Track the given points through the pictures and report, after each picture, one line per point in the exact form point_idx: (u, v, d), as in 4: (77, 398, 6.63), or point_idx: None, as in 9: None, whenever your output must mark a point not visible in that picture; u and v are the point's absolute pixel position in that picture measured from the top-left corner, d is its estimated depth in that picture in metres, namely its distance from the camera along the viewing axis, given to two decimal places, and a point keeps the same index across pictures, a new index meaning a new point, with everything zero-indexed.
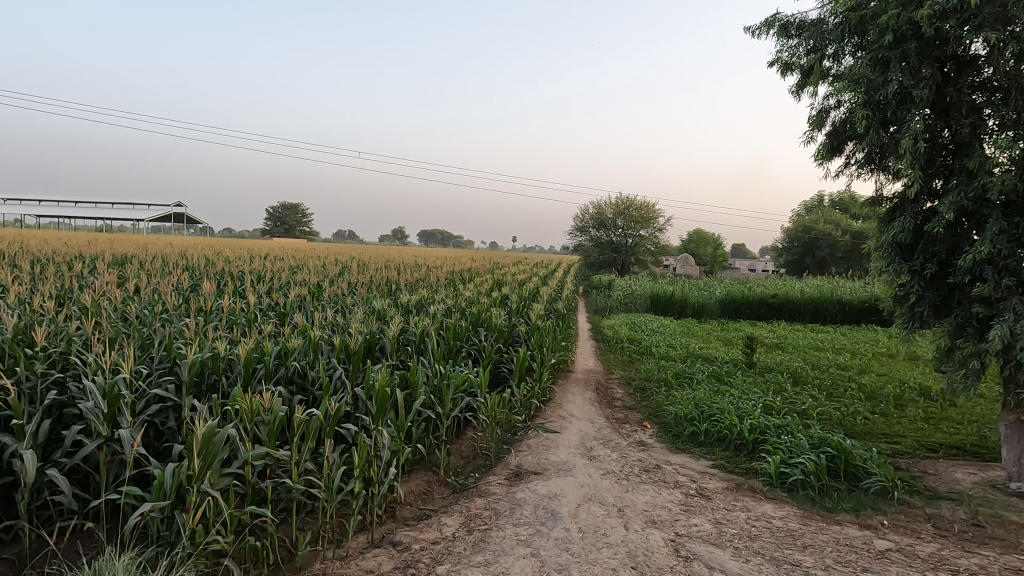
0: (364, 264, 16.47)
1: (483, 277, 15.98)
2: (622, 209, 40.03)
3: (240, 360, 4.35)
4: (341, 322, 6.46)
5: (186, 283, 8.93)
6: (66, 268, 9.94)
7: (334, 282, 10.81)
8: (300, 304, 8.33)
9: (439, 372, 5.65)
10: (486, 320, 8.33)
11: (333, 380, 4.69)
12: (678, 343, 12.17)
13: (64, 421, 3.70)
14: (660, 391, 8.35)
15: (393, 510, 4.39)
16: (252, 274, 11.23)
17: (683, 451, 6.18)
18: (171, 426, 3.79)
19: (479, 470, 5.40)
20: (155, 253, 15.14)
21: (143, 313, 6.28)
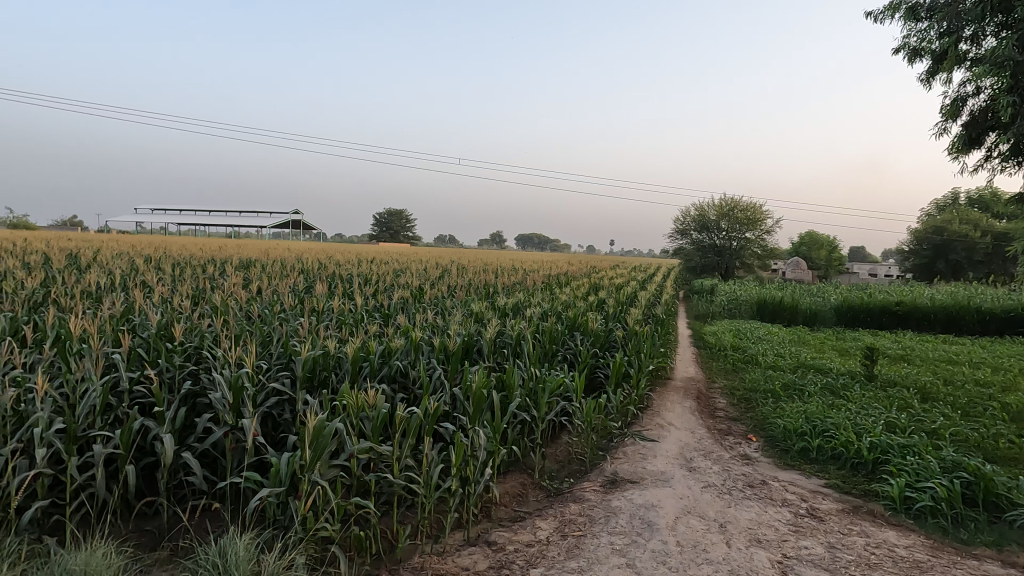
0: (464, 267, 16.94)
1: (580, 281, 15.91)
2: (727, 210, 38.29)
3: (348, 359, 4.60)
4: (441, 323, 6.67)
5: (302, 285, 9.59)
6: (202, 271, 11.00)
7: (436, 285, 11.19)
8: (403, 306, 8.69)
9: (535, 376, 5.66)
10: (582, 324, 8.27)
11: (433, 380, 4.85)
12: (788, 352, 11.47)
13: (197, 409, 4.08)
14: (766, 403, 7.90)
15: (488, 510, 4.46)
16: (361, 277, 11.85)
17: (792, 467, 5.80)
18: (286, 418, 4.07)
19: (574, 476, 5.36)
20: (277, 258, 16.39)
21: (265, 313, 6.81)
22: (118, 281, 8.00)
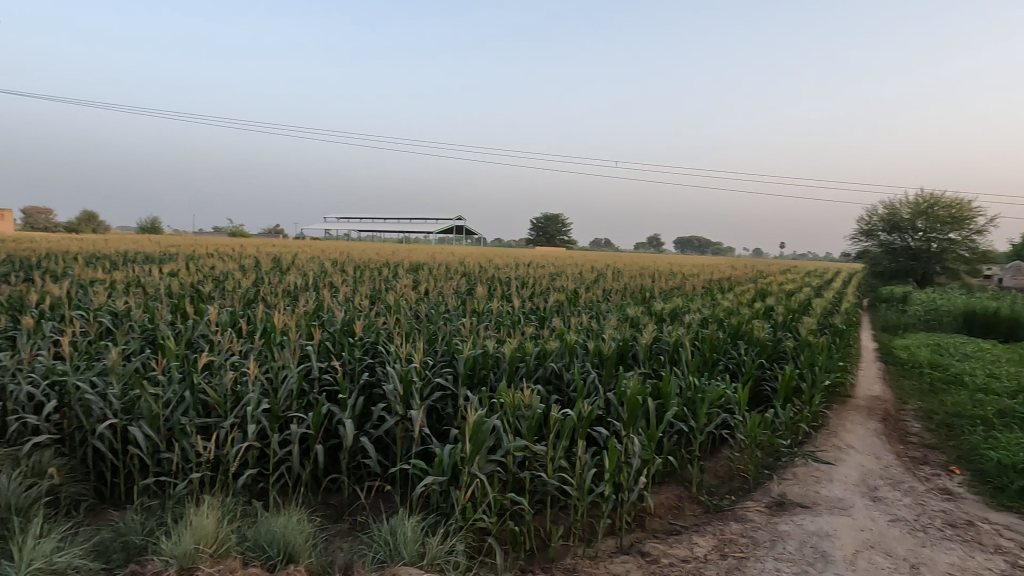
0: (620, 271, 16.72)
1: (745, 287, 14.91)
2: (924, 208, 33.51)
3: (506, 359, 4.76)
4: (596, 327, 6.66)
5: (465, 287, 10.14)
6: (379, 273, 12.10)
7: (591, 289, 11.18)
8: (559, 309, 8.81)
9: (693, 385, 5.41)
10: (747, 333, 7.75)
11: (587, 384, 4.86)
12: (1004, 373, 9.73)
13: (372, 399, 4.51)
14: (974, 431, 6.78)
15: (642, 520, 4.36)
16: (519, 280, 12.23)
17: (1009, 509, 4.91)
18: (449, 412, 4.34)
19: (736, 493, 5.04)
20: (442, 261, 17.50)
21: (432, 312, 7.31)
22: (311, 282, 9.08)
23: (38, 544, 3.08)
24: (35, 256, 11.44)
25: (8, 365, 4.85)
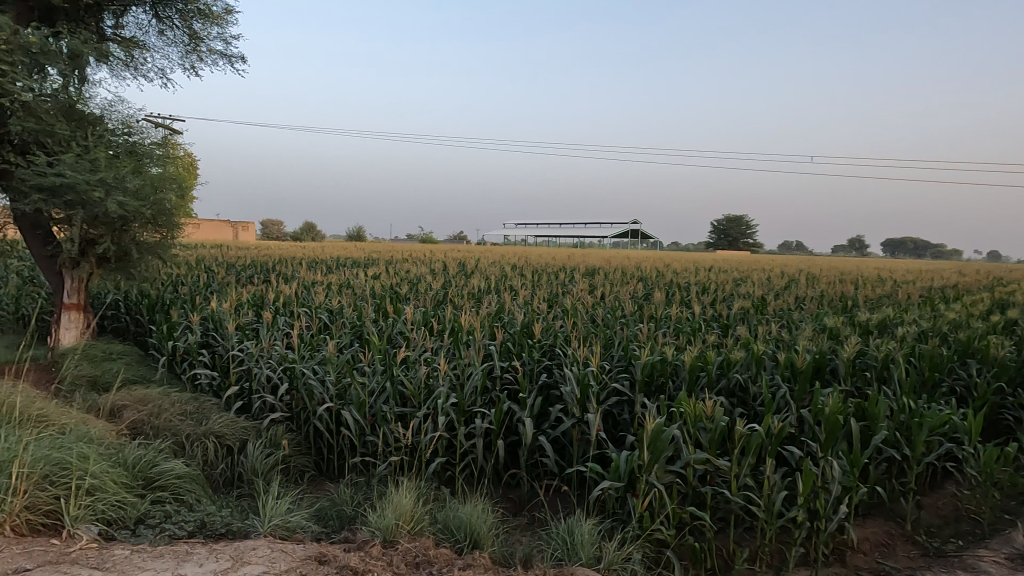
0: (815, 277, 15.15)
1: (978, 295, 12.62)
2: None
3: (686, 368, 4.57)
4: (786, 337, 6.11)
5: (641, 292, 9.94)
6: (556, 277, 12.36)
7: (781, 296, 10.29)
8: (743, 316, 8.24)
9: (909, 407, 4.71)
10: (980, 350, 6.56)
11: (777, 399, 4.48)
12: None
13: (550, 400, 4.63)
14: None
15: (842, 554, 3.92)
16: (698, 285, 11.68)
17: None
18: (625, 418, 4.31)
19: (966, 538, 4.29)
20: (618, 266, 17.34)
21: (608, 317, 7.28)
22: (493, 285, 9.57)
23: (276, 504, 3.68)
24: (273, 261, 13.60)
25: (254, 352, 5.87)
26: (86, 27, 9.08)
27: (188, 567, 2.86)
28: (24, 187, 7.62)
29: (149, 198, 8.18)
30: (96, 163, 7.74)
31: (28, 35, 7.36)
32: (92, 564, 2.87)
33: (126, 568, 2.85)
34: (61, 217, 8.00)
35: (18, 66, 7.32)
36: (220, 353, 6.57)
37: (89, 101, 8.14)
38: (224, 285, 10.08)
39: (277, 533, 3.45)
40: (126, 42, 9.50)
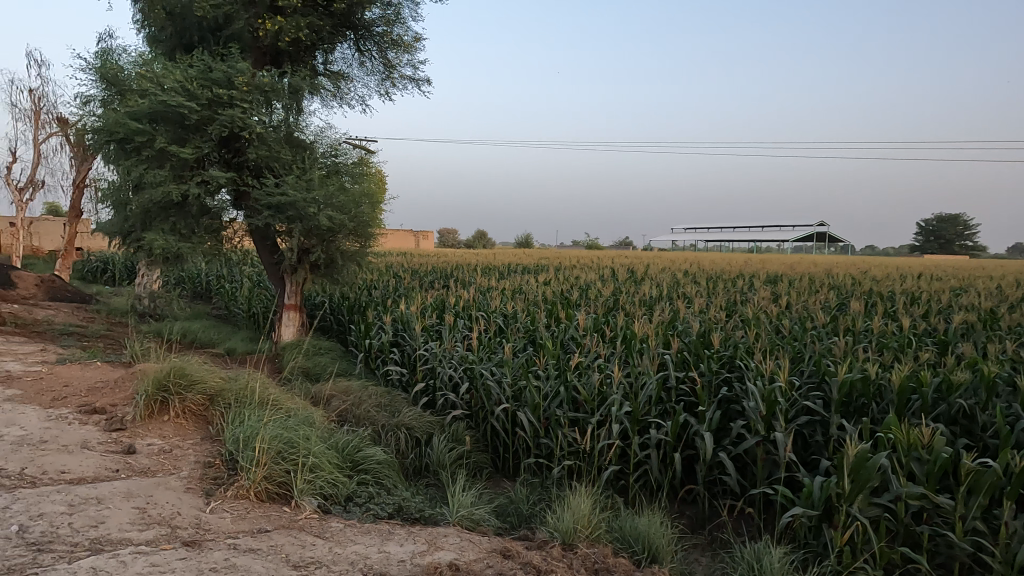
0: None
1: None
2: None
3: (894, 388, 4.03)
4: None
5: (834, 302, 8.98)
6: (732, 285, 11.65)
7: (1018, 309, 8.64)
8: (966, 332, 7.07)
9: None
10: None
11: (1016, 432, 3.78)
12: None
13: (730, 415, 4.40)
14: None
15: None
16: (905, 295, 10.25)
17: None
18: (818, 440, 3.94)
19: None
20: (804, 272, 15.86)
21: (795, 328, 6.70)
22: (665, 293, 9.30)
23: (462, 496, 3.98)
24: (451, 268, 14.58)
25: (438, 352, 6.41)
26: (304, 66, 10.53)
27: (391, 545, 3.17)
28: (258, 205, 9.04)
29: (351, 212, 9.24)
30: (311, 183, 8.93)
31: (262, 77, 8.73)
32: (315, 532, 3.30)
33: (342, 539, 3.24)
34: (284, 230, 9.35)
35: (255, 103, 8.71)
36: (409, 352, 7.24)
37: (306, 129, 9.42)
38: (410, 290, 11.03)
39: (464, 524, 3.72)
40: (334, 76, 10.84)
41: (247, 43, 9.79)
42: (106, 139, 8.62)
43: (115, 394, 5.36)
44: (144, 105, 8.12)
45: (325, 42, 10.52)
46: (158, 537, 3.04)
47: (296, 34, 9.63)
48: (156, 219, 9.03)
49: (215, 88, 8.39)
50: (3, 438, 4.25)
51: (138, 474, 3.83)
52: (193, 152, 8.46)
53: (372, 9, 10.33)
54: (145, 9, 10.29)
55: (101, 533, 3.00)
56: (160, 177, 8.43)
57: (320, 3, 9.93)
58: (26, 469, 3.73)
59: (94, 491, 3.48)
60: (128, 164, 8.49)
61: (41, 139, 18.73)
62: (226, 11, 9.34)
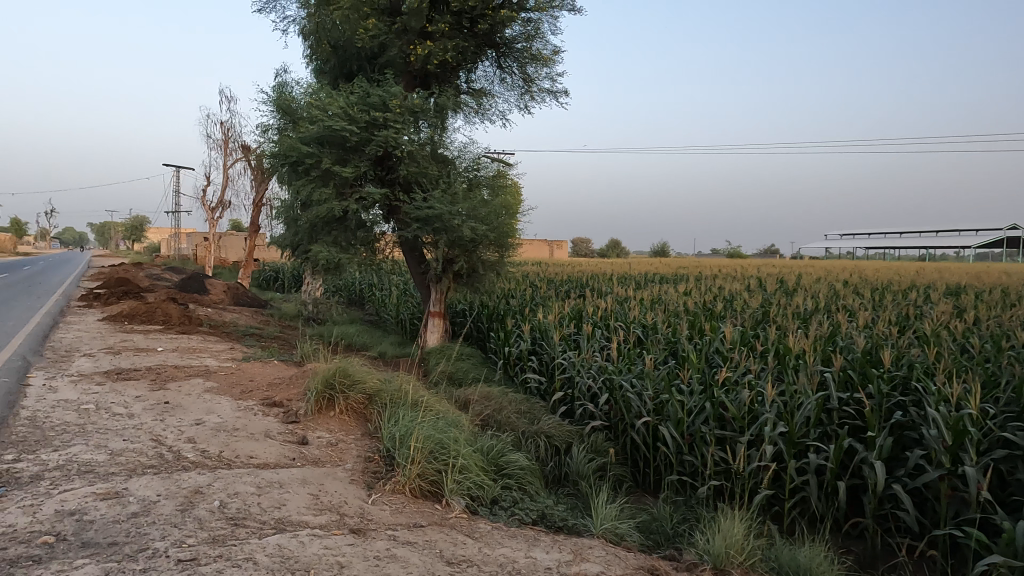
0: None
1: None
2: None
3: None
4: None
5: None
6: (903, 297, 10.42)
7: None
8: None
9: None
10: None
11: None
12: None
13: (904, 443, 3.96)
14: None
15: None
16: None
17: None
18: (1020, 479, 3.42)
19: None
20: (994, 283, 13.77)
21: (986, 347, 5.84)
22: (822, 305, 8.55)
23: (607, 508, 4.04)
24: (586, 277, 14.57)
25: (577, 362, 6.49)
26: (450, 85, 11.13)
27: (537, 552, 3.22)
28: (408, 219, 9.67)
29: (492, 223, 9.58)
30: (455, 196, 9.39)
31: (413, 99, 9.36)
32: (465, 531, 3.45)
33: (490, 540, 3.34)
34: (431, 241, 9.92)
35: (406, 123, 9.35)
36: (547, 361, 7.39)
37: (451, 145, 9.94)
38: (546, 299, 11.18)
39: (607, 537, 3.73)
40: (476, 93, 11.33)
41: (400, 67, 10.56)
42: (283, 163, 9.72)
43: (289, 390, 5.99)
44: (313, 131, 9.04)
45: (469, 62, 11.04)
46: (329, 522, 3.34)
47: (443, 56, 10.20)
48: (321, 232, 10.00)
49: (372, 111, 9.13)
50: (205, 424, 4.92)
51: (311, 464, 4.25)
52: (353, 171, 9.27)
53: (513, 26, 10.68)
54: (314, 44, 11.47)
55: (284, 514, 3.36)
56: (326, 195, 9.32)
57: (465, 25, 10.45)
58: (222, 452, 4.29)
59: (276, 476, 3.91)
60: (300, 184, 9.51)
61: (229, 165, 21.56)
62: (382, 40, 10.14)
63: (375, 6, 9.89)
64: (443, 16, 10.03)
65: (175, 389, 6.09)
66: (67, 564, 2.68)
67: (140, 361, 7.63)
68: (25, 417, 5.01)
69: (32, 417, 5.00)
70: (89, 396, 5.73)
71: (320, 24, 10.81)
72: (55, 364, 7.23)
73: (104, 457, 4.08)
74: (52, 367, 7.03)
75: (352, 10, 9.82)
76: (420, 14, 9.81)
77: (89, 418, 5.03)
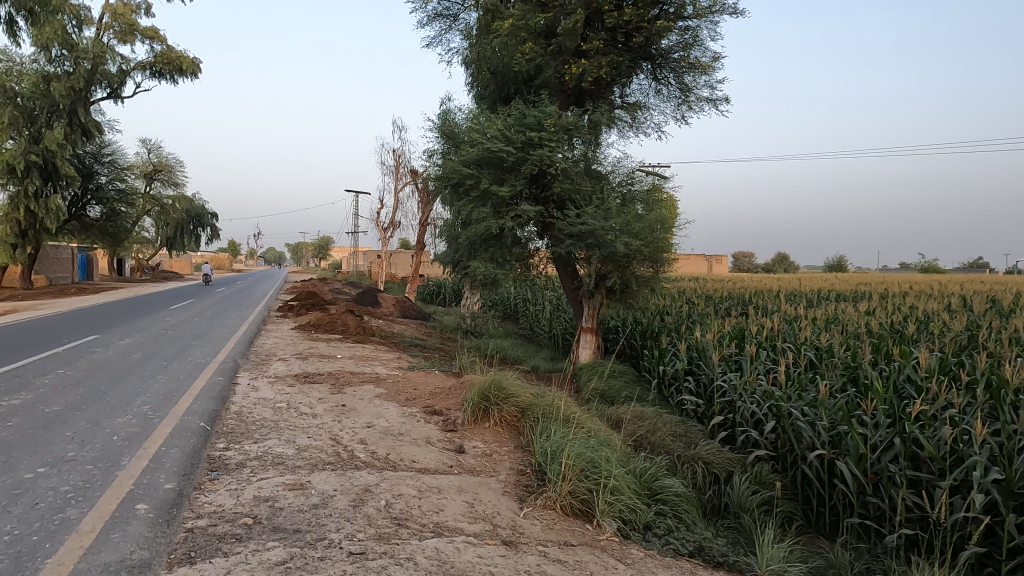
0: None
1: None
2: None
3: None
4: None
5: None
6: None
7: None
8: None
9: None
10: None
11: None
12: None
13: None
14: None
15: None
16: None
17: None
18: None
19: None
20: None
21: None
22: None
23: (774, 547, 3.74)
24: (749, 294, 13.64)
25: (739, 386, 6.12)
26: (604, 101, 11.17)
27: None
28: (561, 235, 9.79)
29: (646, 238, 9.38)
30: (609, 212, 9.33)
31: (568, 117, 9.51)
32: (617, 555, 3.37)
33: (643, 568, 3.23)
34: (584, 257, 9.94)
35: (561, 141, 9.51)
36: (705, 382, 7.03)
37: (605, 160, 9.95)
38: (704, 317, 10.67)
39: None
40: (631, 108, 11.41)
41: (555, 87, 10.81)
42: (446, 185, 10.39)
43: (449, 400, 6.33)
44: (473, 154, 9.56)
45: (624, 76, 10.99)
46: (483, 532, 3.44)
47: (597, 72, 10.19)
48: (479, 249, 10.49)
49: (528, 132, 9.43)
50: (374, 427, 5.36)
51: (467, 472, 4.43)
52: (510, 190, 9.61)
53: (669, 37, 10.45)
54: (475, 72, 12.18)
55: (442, 519, 3.53)
56: (484, 214, 9.77)
57: (620, 40, 10.43)
58: (389, 455, 4.63)
59: (436, 481, 4.12)
60: (461, 205, 10.09)
61: (400, 188, 23.52)
62: (539, 62, 10.44)
63: (531, 30, 10.24)
64: (597, 33, 10.09)
65: (350, 394, 6.72)
66: (261, 545, 3.05)
67: (323, 366, 8.53)
68: (233, 411, 5.84)
69: (238, 412, 5.81)
70: (282, 396, 6.52)
71: (481, 53, 11.45)
72: (257, 366, 8.35)
73: (293, 451, 4.60)
74: (255, 369, 8.12)
75: (510, 36, 10.26)
76: (575, 33, 9.96)
77: (282, 415, 5.72)
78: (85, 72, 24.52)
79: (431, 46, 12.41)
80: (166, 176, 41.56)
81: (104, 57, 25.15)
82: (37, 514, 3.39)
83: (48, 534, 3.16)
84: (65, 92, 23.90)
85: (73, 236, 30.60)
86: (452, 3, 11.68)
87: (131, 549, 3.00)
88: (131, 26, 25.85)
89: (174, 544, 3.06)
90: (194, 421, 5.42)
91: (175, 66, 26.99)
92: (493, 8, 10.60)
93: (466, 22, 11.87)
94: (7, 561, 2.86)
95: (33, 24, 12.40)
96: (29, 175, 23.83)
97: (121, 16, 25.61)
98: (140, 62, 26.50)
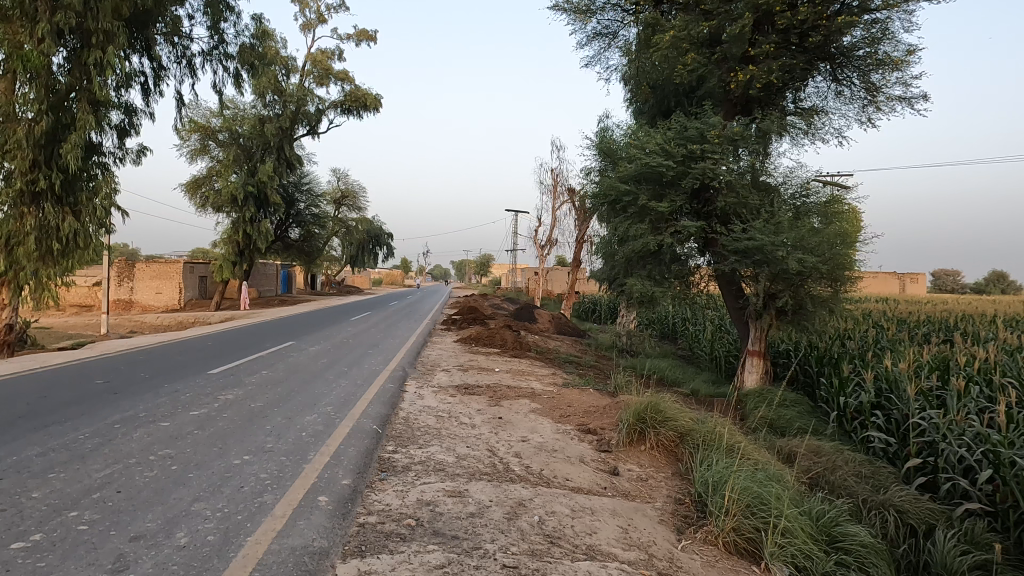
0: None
1: None
2: None
3: None
4: None
5: None
6: None
7: None
8: None
9: None
10: None
11: None
12: None
13: None
14: None
15: None
16: None
17: None
18: None
19: None
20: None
21: None
22: None
23: None
24: (954, 318, 11.79)
25: (942, 424, 5.34)
26: (774, 108, 10.47)
27: None
28: (725, 252, 9.29)
29: (825, 254, 8.52)
30: (780, 226, 8.65)
31: (733, 127, 9.03)
32: None
33: None
34: (751, 274, 9.30)
35: (725, 153, 9.05)
36: (898, 418, 6.17)
37: (774, 172, 9.31)
38: (896, 343, 9.41)
39: None
40: (807, 113, 10.53)
41: (719, 97, 10.39)
42: (603, 203, 10.39)
43: (604, 420, 6.22)
44: (631, 170, 9.43)
45: (798, 80, 10.23)
46: (638, 560, 3.31)
47: (767, 79, 9.54)
48: (637, 266, 10.29)
49: (690, 144, 9.11)
50: (529, 442, 5.44)
51: (621, 496, 4.31)
52: (669, 205, 9.30)
53: (853, 32, 9.50)
54: (634, 88, 12.08)
55: (595, 542, 3.46)
56: (641, 230, 9.56)
57: (794, 41, 9.71)
58: (543, 470, 4.66)
59: (589, 502, 4.07)
60: (618, 222, 10.01)
61: (557, 207, 23.97)
62: (701, 72, 10.06)
63: (694, 40, 9.88)
64: (767, 37, 9.46)
65: (507, 407, 6.90)
66: (422, 547, 3.22)
67: (481, 379, 8.88)
68: (402, 417, 6.27)
69: (406, 418, 6.25)
70: (444, 405, 6.89)
71: (640, 68, 11.31)
72: (423, 376, 8.93)
73: (453, 459, 4.82)
74: (421, 378, 8.68)
75: (671, 49, 9.98)
76: (742, 39, 9.43)
77: (444, 423, 6.04)
78: (290, 113, 28.38)
79: (590, 65, 12.58)
80: (352, 202, 46.67)
81: (305, 99, 28.91)
82: (242, 497, 3.91)
83: (250, 514, 3.63)
84: (274, 131, 27.88)
85: (278, 255, 35.38)
86: (611, 21, 11.71)
87: (313, 537, 3.34)
88: (326, 71, 29.49)
89: (348, 537, 3.35)
90: (368, 423, 5.93)
91: (361, 103, 30.20)
92: (653, 22, 10.41)
93: (625, 39, 11.83)
94: (218, 535, 3.33)
95: (253, 76, 14.64)
96: (246, 203, 28.03)
97: (318, 63, 29.29)
98: (333, 102, 30.03)
